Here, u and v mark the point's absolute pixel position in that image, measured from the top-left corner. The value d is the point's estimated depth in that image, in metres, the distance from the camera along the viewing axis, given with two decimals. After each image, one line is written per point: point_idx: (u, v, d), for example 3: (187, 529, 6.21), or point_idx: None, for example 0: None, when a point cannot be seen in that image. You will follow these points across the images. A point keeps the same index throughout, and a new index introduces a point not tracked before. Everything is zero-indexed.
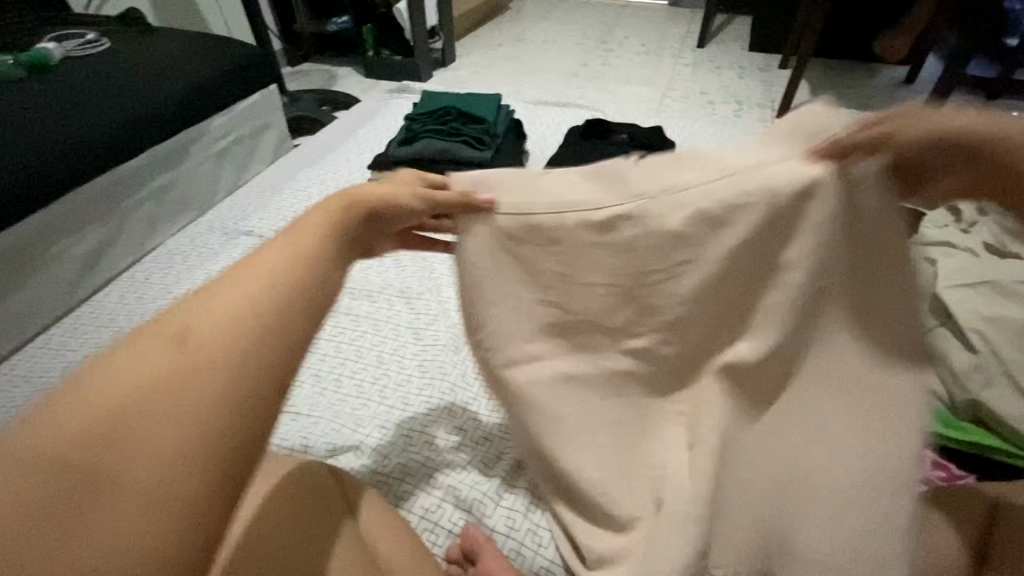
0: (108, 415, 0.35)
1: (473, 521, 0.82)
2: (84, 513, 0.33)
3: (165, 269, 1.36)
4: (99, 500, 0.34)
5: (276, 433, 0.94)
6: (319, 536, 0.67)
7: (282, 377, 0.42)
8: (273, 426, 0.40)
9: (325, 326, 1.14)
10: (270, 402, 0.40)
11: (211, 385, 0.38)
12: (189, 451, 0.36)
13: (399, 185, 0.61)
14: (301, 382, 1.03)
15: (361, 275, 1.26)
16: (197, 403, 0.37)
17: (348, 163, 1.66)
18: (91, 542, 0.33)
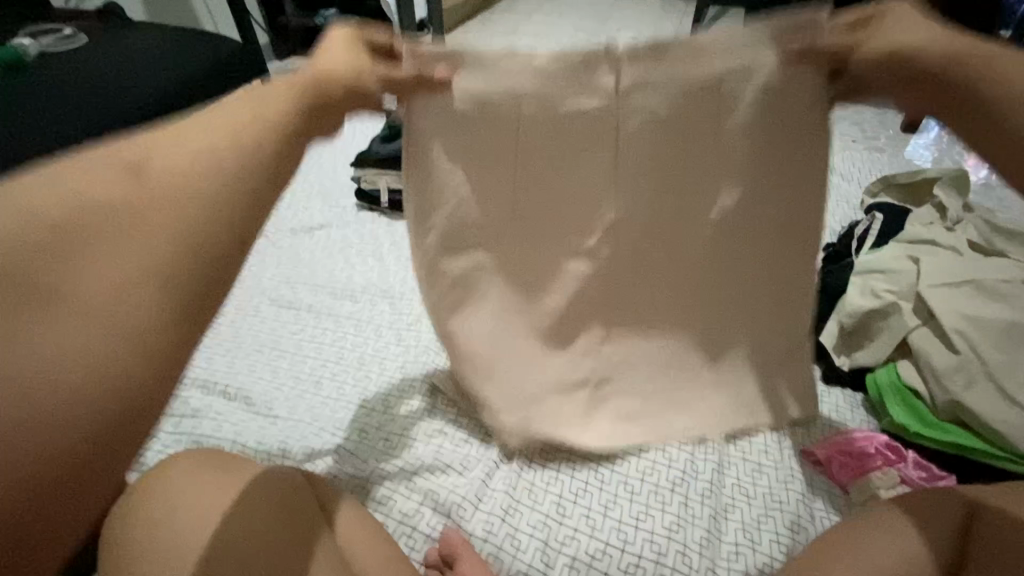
0: (92, 211, 0.53)
1: (452, 526, 0.82)
2: (51, 285, 0.50)
3: None
4: (71, 292, 0.51)
5: (212, 427, 0.95)
6: (283, 530, 0.67)
7: (231, 226, 0.58)
8: (222, 275, 0.57)
9: (267, 321, 1.15)
10: (209, 244, 0.56)
11: (179, 217, 0.55)
12: (157, 263, 0.53)
13: (345, 59, 0.69)
14: (240, 376, 1.04)
15: (307, 269, 1.27)
16: (165, 227, 0.54)
17: (334, 160, 1.64)
18: (61, 324, 0.50)
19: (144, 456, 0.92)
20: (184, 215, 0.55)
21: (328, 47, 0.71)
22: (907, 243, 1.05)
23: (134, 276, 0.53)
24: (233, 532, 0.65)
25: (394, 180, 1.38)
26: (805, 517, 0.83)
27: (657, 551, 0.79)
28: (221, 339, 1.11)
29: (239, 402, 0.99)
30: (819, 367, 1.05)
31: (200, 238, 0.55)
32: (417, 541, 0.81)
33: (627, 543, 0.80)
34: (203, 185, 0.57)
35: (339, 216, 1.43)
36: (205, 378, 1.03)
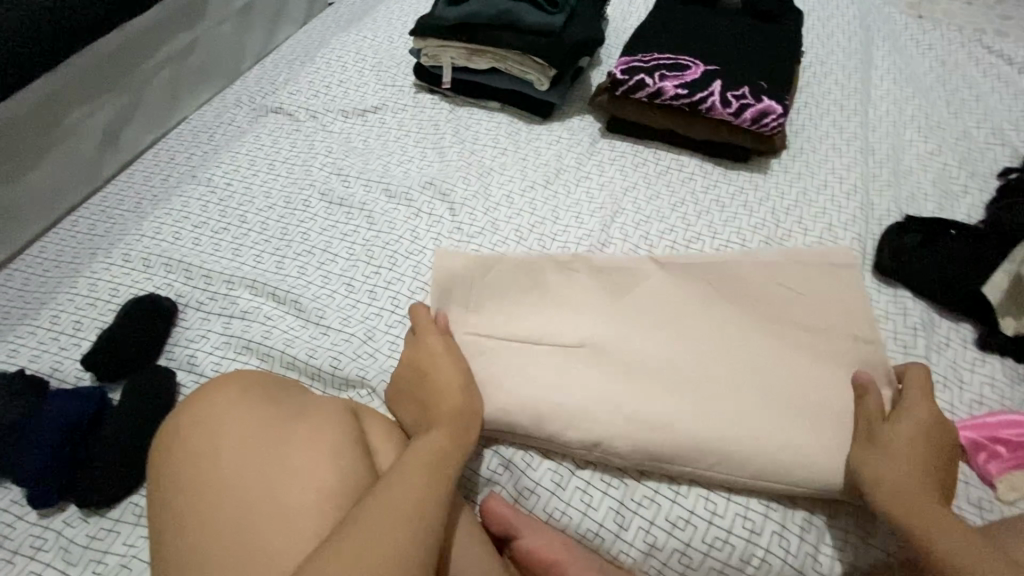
0: (181, 477, 0.60)
1: (511, 486, 0.73)
2: (189, 495, 0.59)
3: (189, 147, 1.21)
4: (211, 507, 0.58)
5: (260, 332, 0.87)
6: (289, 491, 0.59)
7: (297, 449, 0.62)
8: (253, 484, 0.59)
9: (317, 218, 1.03)
10: (269, 455, 0.61)
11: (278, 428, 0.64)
12: (233, 462, 0.61)
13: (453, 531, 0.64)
14: (293, 275, 0.94)
15: (359, 159, 1.12)
16: (257, 427, 0.64)
17: (388, 27, 1.41)
18: (191, 488, 0.60)
19: (195, 356, 0.86)
20: (213, 504, 0.58)
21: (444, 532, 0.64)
22: None
23: (195, 513, 0.58)
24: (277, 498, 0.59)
25: (461, 56, 1.15)
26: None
27: (771, 458, 0.68)
28: (269, 235, 1.01)
29: (289, 307, 0.90)
30: (974, 331, 0.84)
31: (316, 491, 0.59)
32: None
33: (729, 492, 0.70)
34: (252, 442, 0.62)
35: (394, 97, 1.24)
36: (252, 278, 0.94)
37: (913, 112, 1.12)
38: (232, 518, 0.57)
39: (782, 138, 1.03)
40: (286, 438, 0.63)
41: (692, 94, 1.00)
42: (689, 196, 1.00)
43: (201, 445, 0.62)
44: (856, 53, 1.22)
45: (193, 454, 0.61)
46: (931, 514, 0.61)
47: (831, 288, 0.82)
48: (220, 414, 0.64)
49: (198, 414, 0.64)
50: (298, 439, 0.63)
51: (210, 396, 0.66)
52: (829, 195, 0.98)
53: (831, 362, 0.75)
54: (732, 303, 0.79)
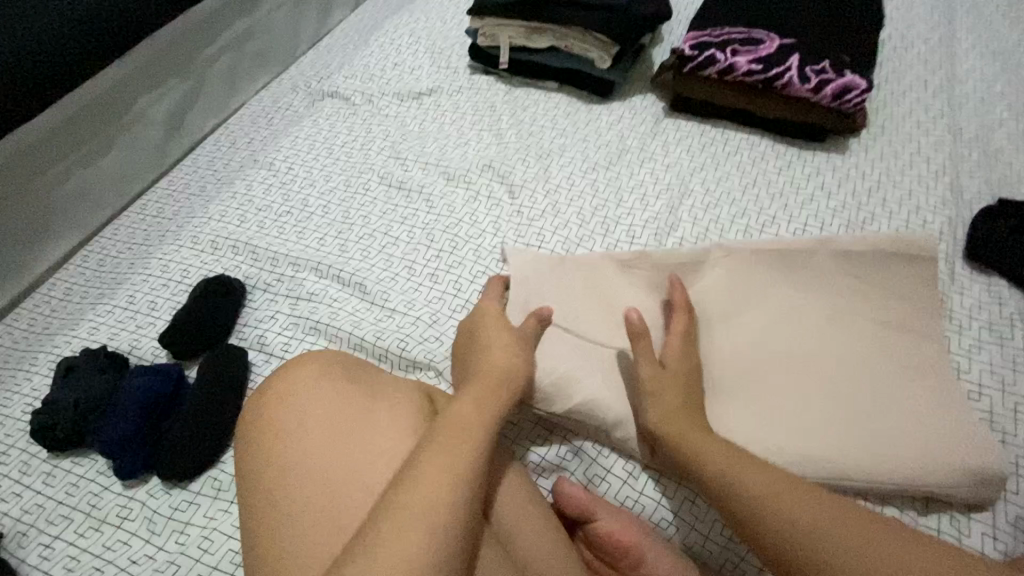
0: (259, 449, 0.62)
1: (580, 471, 0.72)
2: (268, 465, 0.61)
3: (249, 132, 1.23)
4: (288, 477, 0.59)
5: (327, 312, 0.87)
6: (360, 463, 0.60)
7: (366, 424, 0.62)
8: (327, 457, 0.60)
9: (378, 201, 1.03)
10: (340, 429, 0.62)
11: (347, 399, 0.64)
12: (308, 432, 0.61)
13: (519, 513, 0.63)
14: (356, 256, 0.95)
15: (416, 142, 1.12)
16: (328, 398, 0.64)
17: (441, 10, 1.39)
18: (270, 456, 0.61)
19: (264, 336, 0.88)
20: (289, 475, 0.59)
21: (515, 516, 0.62)
22: None
23: (274, 481, 0.59)
24: (349, 470, 0.59)
25: (520, 36, 1.13)
26: (1023, 496, 0.67)
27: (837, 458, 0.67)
28: (331, 218, 1.01)
29: (352, 288, 0.90)
30: None
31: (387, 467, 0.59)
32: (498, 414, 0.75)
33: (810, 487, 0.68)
34: (325, 414, 0.63)
35: (449, 80, 1.23)
36: (316, 260, 0.95)
37: (1005, 89, 1.04)
38: (309, 490, 0.58)
39: (862, 115, 0.97)
40: (356, 416, 0.63)
41: (767, 70, 0.95)
42: (761, 177, 0.95)
43: (279, 415, 0.63)
44: (939, 26, 1.14)
45: (271, 424, 0.63)
46: (709, 453, 0.61)
47: (915, 281, 0.78)
48: (292, 389, 0.65)
49: (273, 385, 0.66)
50: (371, 412, 0.64)
51: (284, 372, 0.67)
52: (915, 176, 0.92)
53: (915, 370, 0.72)
54: (805, 304, 0.77)
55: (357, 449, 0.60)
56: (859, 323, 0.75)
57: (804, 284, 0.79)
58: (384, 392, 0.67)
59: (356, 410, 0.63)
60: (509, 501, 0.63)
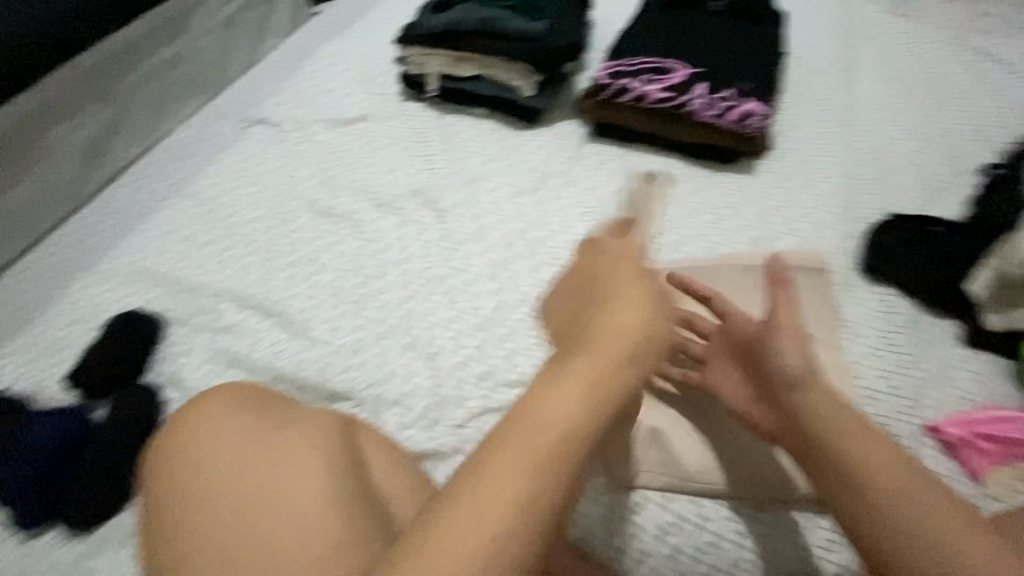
0: (165, 493, 0.61)
1: None
2: (174, 509, 0.59)
3: (176, 160, 1.21)
4: (192, 521, 0.58)
5: (248, 344, 0.86)
6: (263, 501, 0.58)
7: (273, 458, 0.61)
8: (232, 496, 0.58)
9: (306, 228, 1.02)
10: (245, 467, 0.60)
11: (253, 435, 0.62)
12: (213, 474, 0.60)
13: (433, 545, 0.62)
14: (280, 285, 0.94)
15: (346, 168, 1.12)
16: (234, 436, 0.62)
17: (375, 36, 1.41)
18: (174, 501, 0.60)
19: (184, 371, 0.86)
20: (196, 519, 0.58)
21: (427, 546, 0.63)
22: None
23: (181, 526, 0.58)
24: (252, 510, 0.58)
25: (446, 64, 1.15)
26: None
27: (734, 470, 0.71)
28: (256, 246, 1.00)
29: (275, 319, 0.89)
30: (959, 326, 0.85)
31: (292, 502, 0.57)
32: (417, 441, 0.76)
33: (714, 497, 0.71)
34: (232, 452, 0.61)
35: (381, 106, 1.24)
36: (239, 291, 0.93)
37: (897, 111, 1.12)
38: (214, 532, 0.57)
39: (767, 138, 1.03)
40: (262, 451, 0.61)
41: (677, 98, 1.02)
42: (677, 198, 1.00)
43: (183, 456, 0.62)
44: (840, 52, 1.23)
45: (174, 468, 0.61)
46: (826, 409, 0.58)
47: (811, 290, 0.84)
48: (198, 428, 0.63)
49: (179, 426, 0.64)
50: (277, 444, 0.61)
51: (191, 411, 0.65)
52: (815, 195, 0.99)
53: None
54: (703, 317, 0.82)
55: (261, 487, 0.59)
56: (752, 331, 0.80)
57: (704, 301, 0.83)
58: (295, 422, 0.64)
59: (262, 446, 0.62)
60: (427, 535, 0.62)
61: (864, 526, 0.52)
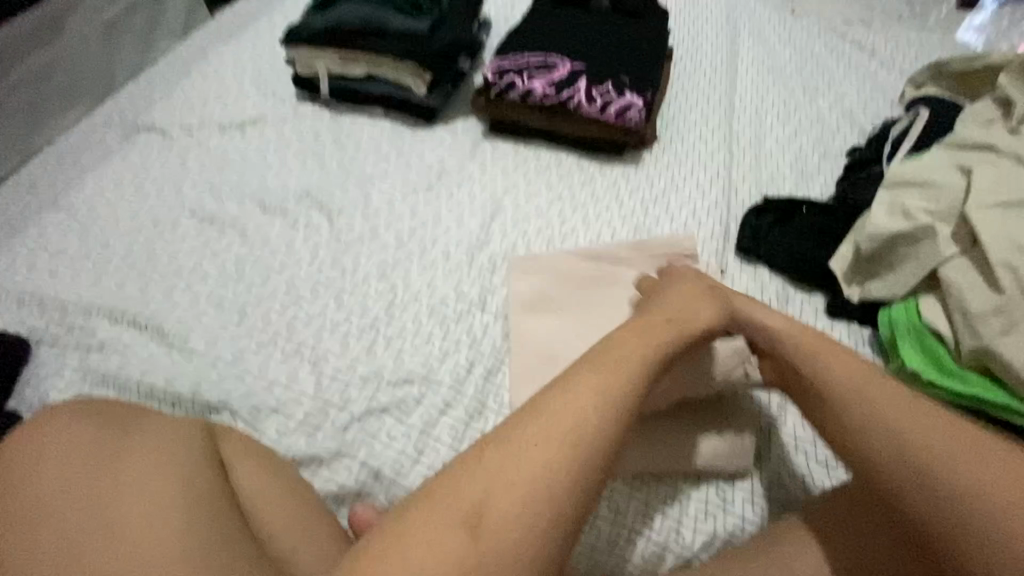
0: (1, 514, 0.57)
1: (378, 494, 0.72)
2: (9, 531, 0.56)
3: (51, 171, 1.13)
4: (28, 540, 0.55)
5: (120, 361, 0.82)
6: (107, 513, 0.56)
7: (121, 469, 0.59)
8: (75, 511, 0.56)
9: (189, 237, 0.98)
10: (92, 482, 0.58)
11: (102, 448, 0.60)
12: (56, 490, 0.58)
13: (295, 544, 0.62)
14: (159, 298, 0.90)
15: (236, 173, 1.08)
16: (80, 450, 0.60)
17: (271, 38, 1.37)
18: (10, 522, 0.56)
19: (48, 394, 0.80)
20: (31, 538, 0.55)
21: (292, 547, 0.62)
22: (956, 148, 0.85)
23: (15, 549, 0.55)
24: (96, 523, 0.56)
25: (335, 64, 1.15)
26: (780, 457, 0.73)
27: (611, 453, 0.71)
28: (135, 259, 0.96)
29: (151, 333, 0.85)
30: (824, 299, 0.89)
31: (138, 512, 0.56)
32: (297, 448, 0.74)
33: None
34: (78, 465, 0.59)
35: (275, 109, 1.21)
36: (113, 306, 0.89)
37: (774, 100, 1.19)
38: (52, 550, 0.54)
39: (651, 129, 1.07)
40: (110, 463, 0.59)
41: (560, 92, 1.04)
42: (566, 191, 1.02)
43: (23, 476, 0.59)
44: (724, 46, 1.29)
45: (13, 488, 0.58)
46: (837, 367, 0.63)
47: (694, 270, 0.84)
48: (42, 445, 0.61)
49: (22, 444, 0.61)
50: (127, 456, 0.60)
51: (35, 427, 0.62)
52: (696, 182, 1.03)
53: None
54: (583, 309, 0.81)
55: (106, 500, 0.57)
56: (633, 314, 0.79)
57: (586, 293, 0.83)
58: (149, 433, 0.63)
59: (111, 457, 0.60)
60: (288, 533, 0.62)
61: (919, 492, 0.55)
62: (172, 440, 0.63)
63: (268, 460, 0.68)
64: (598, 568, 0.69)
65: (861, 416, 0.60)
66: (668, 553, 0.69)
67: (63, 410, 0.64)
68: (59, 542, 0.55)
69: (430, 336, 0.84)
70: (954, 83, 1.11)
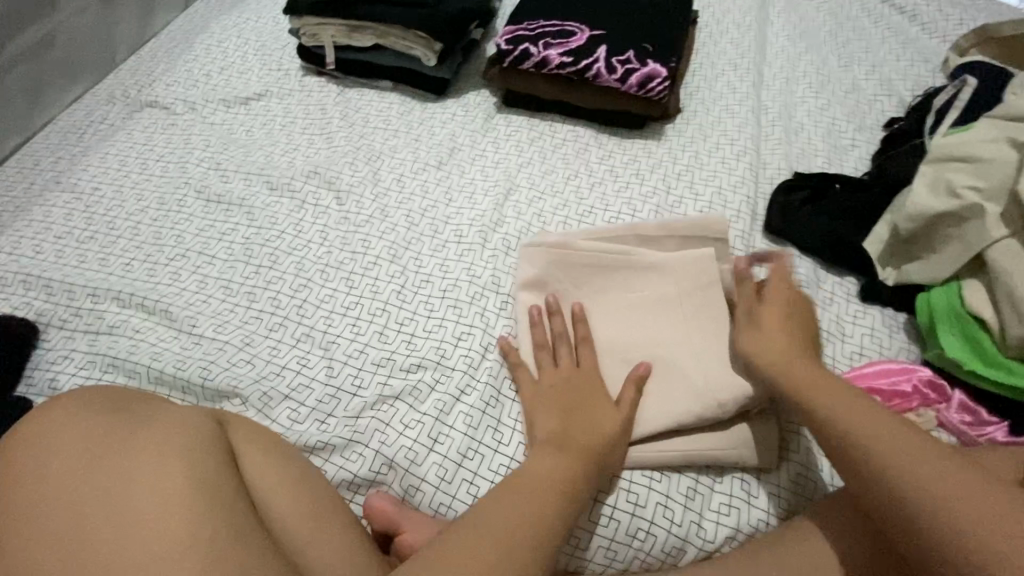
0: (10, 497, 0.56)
1: (393, 482, 0.70)
2: (18, 514, 0.54)
3: (55, 150, 1.11)
4: (40, 521, 0.54)
5: (129, 346, 0.80)
6: (120, 491, 0.55)
7: (134, 447, 0.58)
8: (87, 489, 0.55)
9: (196, 218, 0.96)
10: (104, 459, 0.57)
11: (114, 429, 0.60)
12: (68, 468, 0.57)
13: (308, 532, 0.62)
14: (166, 281, 0.88)
15: (242, 151, 1.05)
16: (92, 431, 0.60)
17: (274, 7, 1.32)
18: (20, 504, 0.55)
19: (57, 380, 0.79)
20: (44, 518, 0.54)
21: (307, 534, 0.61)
22: (1006, 120, 0.79)
23: (26, 529, 0.54)
24: (110, 500, 0.55)
25: (341, 34, 1.10)
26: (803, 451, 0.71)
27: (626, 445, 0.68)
28: (141, 241, 0.94)
29: (159, 317, 0.84)
30: (857, 283, 0.85)
31: (153, 487, 0.55)
32: (308, 435, 0.72)
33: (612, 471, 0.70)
34: (89, 446, 0.58)
35: (280, 82, 1.16)
36: (120, 289, 0.87)
37: (805, 68, 1.11)
38: (66, 528, 0.53)
39: (674, 101, 1.01)
40: (121, 442, 0.59)
41: (577, 61, 0.98)
42: (584, 168, 0.98)
43: (35, 456, 0.57)
44: (751, 11, 1.22)
45: (23, 470, 0.57)
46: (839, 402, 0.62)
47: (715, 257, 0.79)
48: (51, 428, 0.60)
49: (30, 428, 0.60)
50: (140, 435, 0.60)
51: (44, 413, 0.62)
52: (721, 157, 0.97)
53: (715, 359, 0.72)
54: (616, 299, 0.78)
55: (121, 475, 0.56)
56: (659, 297, 0.77)
57: (616, 280, 0.79)
58: (159, 417, 0.63)
59: (123, 436, 0.59)
60: (301, 521, 0.62)
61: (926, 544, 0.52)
62: (183, 422, 0.63)
63: (276, 446, 0.67)
64: (617, 559, 0.67)
65: (866, 461, 0.57)
66: (689, 546, 0.67)
67: (72, 397, 0.64)
68: (71, 520, 0.54)
69: (443, 320, 0.81)
70: (1000, 48, 1.03)
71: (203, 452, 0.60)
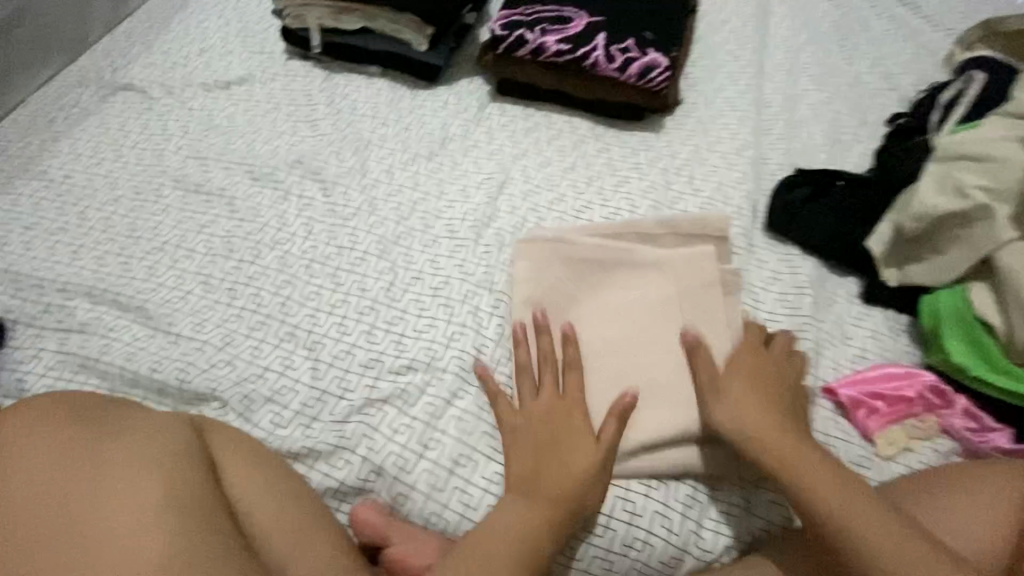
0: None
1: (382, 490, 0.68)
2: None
3: (24, 135, 1.05)
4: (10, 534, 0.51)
5: (102, 345, 0.76)
6: (96, 503, 0.52)
7: (112, 455, 0.55)
8: (59, 501, 0.52)
9: (174, 209, 0.91)
10: (79, 468, 0.54)
11: (90, 435, 0.57)
12: (40, 478, 0.53)
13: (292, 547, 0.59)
14: (142, 276, 0.84)
15: (223, 138, 1.00)
16: (67, 437, 0.56)
17: None
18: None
19: (25, 381, 0.75)
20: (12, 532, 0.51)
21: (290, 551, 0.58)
22: (1015, 117, 0.77)
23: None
24: (85, 512, 0.52)
25: (327, 16, 1.05)
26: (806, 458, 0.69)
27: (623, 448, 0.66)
28: (115, 233, 0.89)
29: (134, 315, 0.80)
30: (858, 283, 0.83)
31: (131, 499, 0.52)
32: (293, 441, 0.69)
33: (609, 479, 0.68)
34: (63, 454, 0.55)
35: (263, 66, 1.11)
36: (93, 284, 0.82)
37: (807, 60, 1.08)
38: (35, 543, 0.50)
39: (675, 92, 0.98)
40: (97, 451, 0.55)
41: (575, 49, 0.94)
42: (580, 160, 0.94)
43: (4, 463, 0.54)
44: None
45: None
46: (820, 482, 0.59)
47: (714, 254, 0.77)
48: (23, 433, 0.56)
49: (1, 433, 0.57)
50: (119, 443, 0.57)
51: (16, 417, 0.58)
52: (721, 152, 0.95)
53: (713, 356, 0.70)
54: (616, 299, 0.76)
55: (96, 486, 0.53)
56: (656, 295, 0.75)
57: (614, 280, 0.77)
58: (139, 424, 0.60)
59: (101, 444, 0.56)
60: (285, 535, 0.59)
61: None
62: (164, 429, 0.60)
63: (261, 455, 0.64)
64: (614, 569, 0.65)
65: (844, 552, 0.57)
66: (687, 556, 0.65)
67: (45, 401, 0.60)
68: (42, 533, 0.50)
69: (434, 319, 0.78)
70: (1005, 44, 1.01)
71: (184, 462, 0.57)
